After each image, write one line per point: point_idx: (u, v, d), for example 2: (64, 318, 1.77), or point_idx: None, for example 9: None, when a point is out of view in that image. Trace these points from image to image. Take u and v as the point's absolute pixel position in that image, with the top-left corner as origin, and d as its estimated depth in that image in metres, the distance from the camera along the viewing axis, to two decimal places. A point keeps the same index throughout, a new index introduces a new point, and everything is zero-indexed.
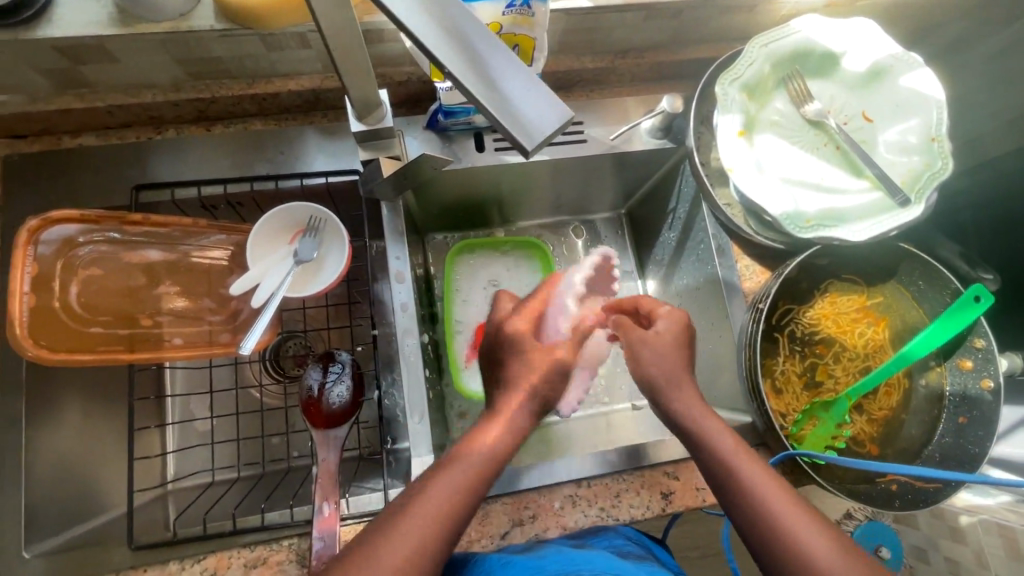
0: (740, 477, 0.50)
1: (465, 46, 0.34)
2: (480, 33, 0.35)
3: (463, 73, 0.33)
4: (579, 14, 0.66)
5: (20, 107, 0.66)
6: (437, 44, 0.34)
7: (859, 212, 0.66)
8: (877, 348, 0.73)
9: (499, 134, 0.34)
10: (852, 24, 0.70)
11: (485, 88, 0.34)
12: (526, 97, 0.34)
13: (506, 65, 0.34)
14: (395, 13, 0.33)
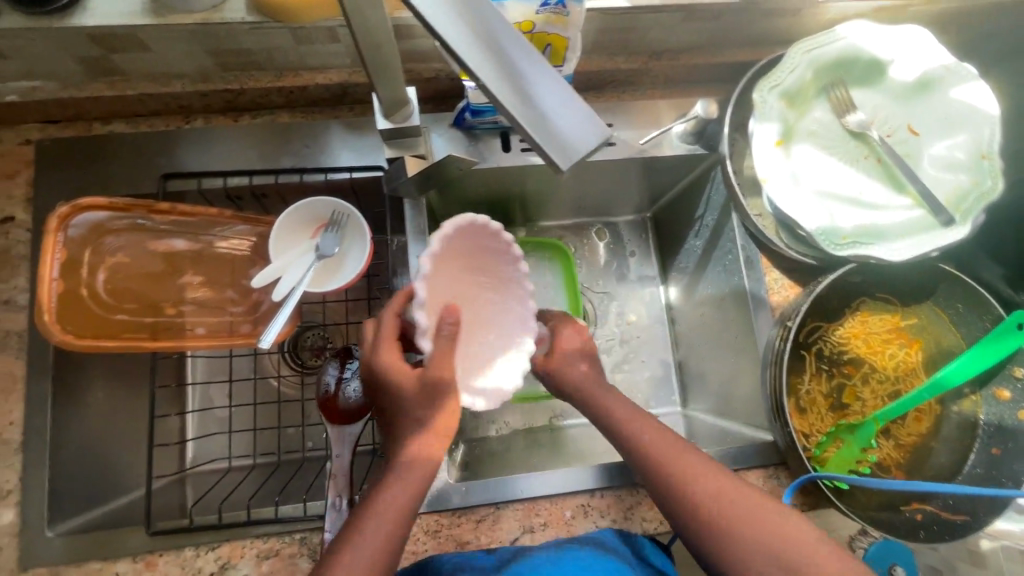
0: (695, 496, 0.52)
1: (500, 58, 0.33)
2: (513, 41, 0.34)
3: (495, 83, 0.32)
4: (615, 13, 0.64)
5: (54, 93, 0.67)
6: (473, 55, 0.33)
7: (899, 231, 0.64)
8: (908, 371, 0.71)
9: (535, 150, 0.33)
10: (902, 31, 0.66)
11: (517, 98, 0.33)
12: (560, 108, 0.33)
13: (539, 74, 0.33)
14: (429, 23, 0.32)
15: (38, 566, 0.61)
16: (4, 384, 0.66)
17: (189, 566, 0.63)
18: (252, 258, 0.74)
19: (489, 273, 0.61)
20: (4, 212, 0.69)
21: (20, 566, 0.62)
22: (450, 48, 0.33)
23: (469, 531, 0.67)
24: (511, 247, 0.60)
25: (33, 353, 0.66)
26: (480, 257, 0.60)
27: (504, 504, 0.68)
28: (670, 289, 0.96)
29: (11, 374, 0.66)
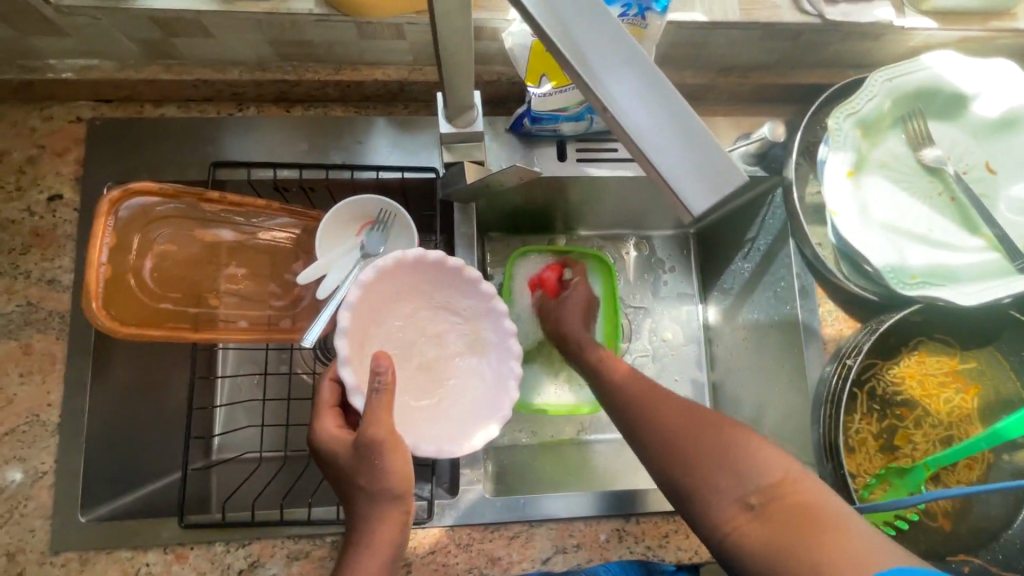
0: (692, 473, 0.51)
1: (625, 87, 0.30)
2: (640, 66, 0.31)
3: (621, 114, 0.30)
4: (691, 28, 0.62)
5: (110, 73, 0.66)
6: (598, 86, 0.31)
7: (970, 273, 0.61)
8: (963, 417, 0.68)
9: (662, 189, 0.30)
10: (990, 64, 0.63)
11: (642, 132, 0.30)
12: (689, 142, 0.30)
13: (668, 104, 0.30)
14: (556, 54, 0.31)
15: (71, 550, 0.62)
16: (43, 364, 0.65)
17: (220, 562, 0.63)
18: (296, 252, 0.73)
19: (455, 311, 0.62)
20: (53, 190, 0.68)
21: (52, 548, 0.61)
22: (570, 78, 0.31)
23: (500, 547, 0.66)
24: (461, 270, 0.58)
25: (75, 335, 0.66)
26: (414, 288, 0.60)
27: (538, 522, 0.67)
28: (710, 308, 0.93)
29: (52, 355, 0.65)
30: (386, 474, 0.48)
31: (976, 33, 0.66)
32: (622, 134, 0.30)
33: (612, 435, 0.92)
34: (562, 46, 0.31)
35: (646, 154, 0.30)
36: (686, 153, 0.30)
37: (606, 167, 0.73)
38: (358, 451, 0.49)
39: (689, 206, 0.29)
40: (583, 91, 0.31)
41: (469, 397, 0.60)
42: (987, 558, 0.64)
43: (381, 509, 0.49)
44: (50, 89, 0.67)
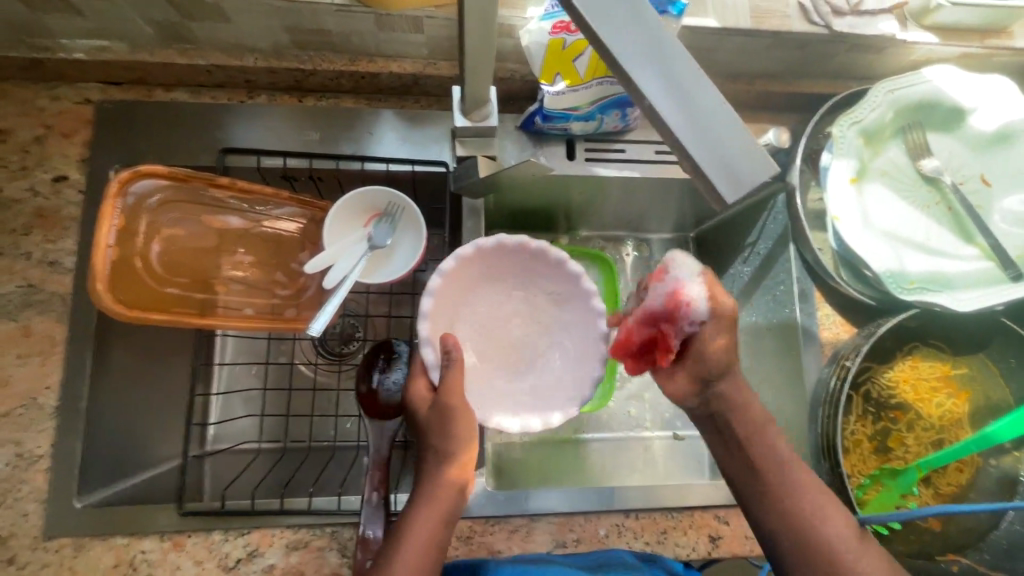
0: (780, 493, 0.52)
1: (666, 78, 0.31)
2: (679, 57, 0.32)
3: (658, 105, 0.31)
4: (703, 33, 0.64)
5: (123, 54, 0.66)
6: (640, 73, 0.31)
7: (965, 281, 0.63)
8: (953, 422, 0.70)
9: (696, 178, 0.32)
10: (987, 80, 0.66)
11: (679, 123, 0.31)
12: (723, 133, 0.32)
13: (703, 97, 0.32)
14: (602, 36, 0.31)
15: (65, 536, 0.61)
16: (43, 347, 0.64)
17: (217, 550, 0.62)
18: (302, 241, 0.73)
19: (539, 288, 0.69)
20: (58, 171, 0.68)
21: (46, 534, 0.61)
22: (612, 62, 0.32)
23: (501, 540, 0.66)
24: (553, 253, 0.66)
25: (76, 318, 0.65)
26: (502, 270, 0.68)
27: (539, 516, 0.67)
28: None
29: (51, 337, 0.65)
30: (456, 435, 0.54)
31: (975, 50, 0.68)
32: (659, 126, 0.32)
33: (608, 434, 0.91)
34: (598, 31, 0.31)
35: (683, 145, 0.32)
36: (719, 144, 0.32)
37: (615, 167, 0.74)
38: (439, 411, 0.55)
39: (725, 194, 0.31)
40: (619, 80, 0.32)
41: (560, 366, 0.68)
42: (975, 559, 0.67)
43: (450, 471, 0.54)
44: (60, 68, 0.67)
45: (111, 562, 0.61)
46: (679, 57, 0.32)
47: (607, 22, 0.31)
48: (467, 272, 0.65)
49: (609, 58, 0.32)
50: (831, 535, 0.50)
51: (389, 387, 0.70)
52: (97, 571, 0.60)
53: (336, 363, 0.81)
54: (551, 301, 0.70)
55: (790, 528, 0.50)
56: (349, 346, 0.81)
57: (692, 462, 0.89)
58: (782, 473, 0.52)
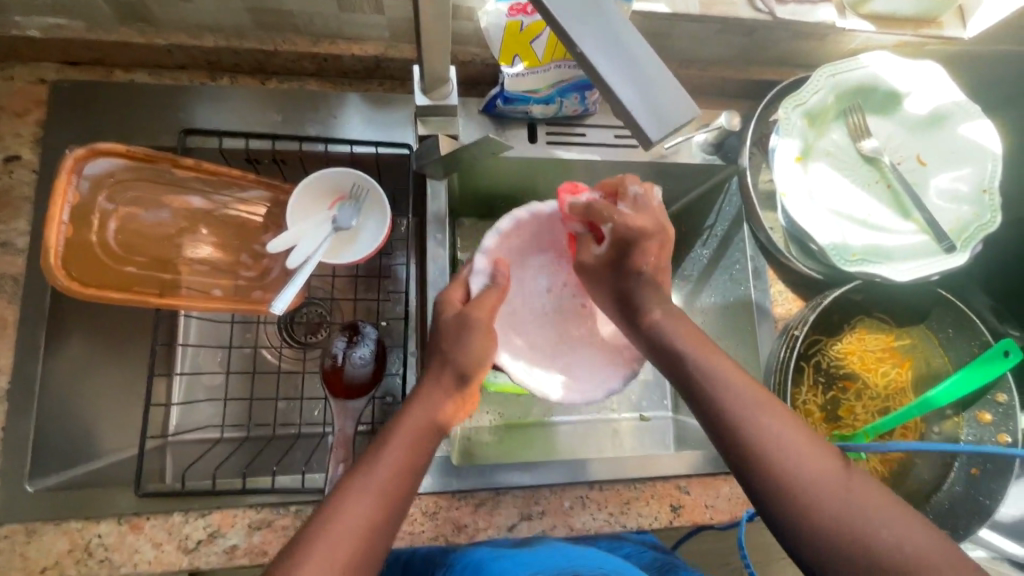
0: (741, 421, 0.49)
1: (602, 35, 0.35)
2: (613, 17, 0.35)
3: (592, 56, 0.35)
4: (656, 18, 0.67)
5: (79, 32, 0.65)
6: (576, 29, 0.35)
7: (903, 252, 0.67)
8: (898, 390, 0.74)
9: (624, 124, 0.35)
10: (920, 65, 0.70)
11: (610, 74, 0.35)
12: (652, 84, 0.35)
13: (635, 53, 0.35)
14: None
15: (14, 521, 0.59)
16: None
17: (177, 532, 0.61)
18: (266, 224, 0.73)
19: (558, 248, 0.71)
20: (10, 151, 0.67)
21: None
22: (552, 21, 0.35)
23: (467, 515, 0.67)
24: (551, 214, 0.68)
25: (29, 298, 0.64)
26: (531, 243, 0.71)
27: (505, 490, 0.68)
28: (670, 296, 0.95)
29: (3, 319, 0.63)
30: (472, 348, 0.56)
31: (909, 38, 0.72)
32: (592, 73, 0.35)
33: (576, 417, 0.93)
34: None
35: (613, 91, 0.35)
36: (646, 93, 0.35)
37: (576, 150, 0.76)
38: (454, 321, 0.57)
39: (650, 133, 0.34)
40: (558, 34, 0.35)
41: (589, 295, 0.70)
42: None
43: (439, 382, 0.55)
44: (13, 47, 0.66)
45: (65, 547, 0.59)
46: (611, 20, 0.35)
47: None
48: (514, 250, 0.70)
49: (546, 15, 0.35)
50: (823, 486, 0.46)
51: (356, 363, 0.70)
52: (50, 556, 0.59)
53: (301, 350, 0.81)
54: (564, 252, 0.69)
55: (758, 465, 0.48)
56: (316, 334, 0.82)
57: (658, 441, 0.92)
58: (749, 417, 0.49)
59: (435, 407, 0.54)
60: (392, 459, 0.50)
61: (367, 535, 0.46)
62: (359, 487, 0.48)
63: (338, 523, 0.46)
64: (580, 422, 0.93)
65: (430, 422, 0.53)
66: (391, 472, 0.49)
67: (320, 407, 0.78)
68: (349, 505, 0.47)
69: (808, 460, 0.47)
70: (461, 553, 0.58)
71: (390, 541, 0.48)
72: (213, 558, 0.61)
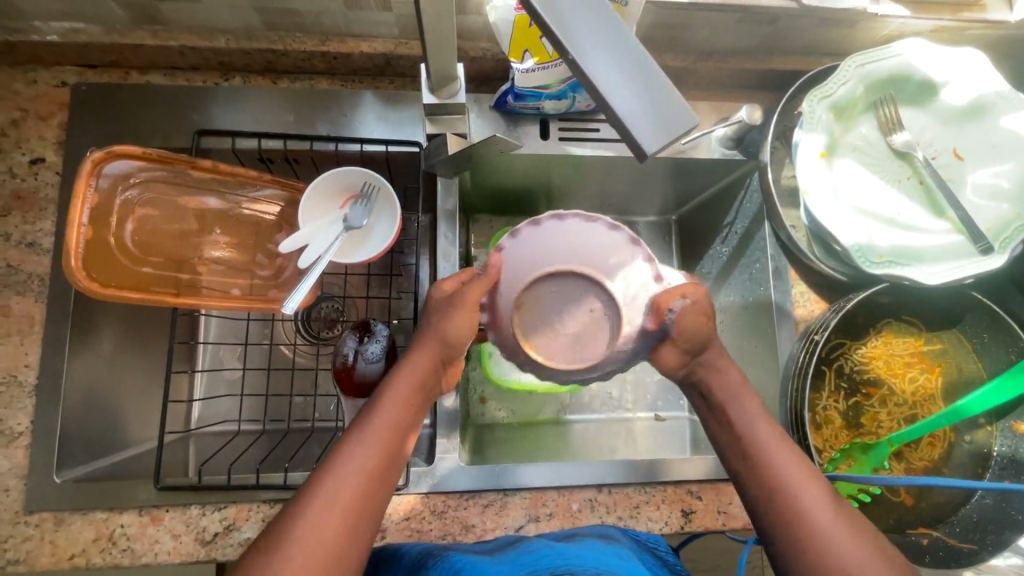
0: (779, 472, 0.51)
1: (592, 33, 0.31)
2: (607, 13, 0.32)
3: (580, 57, 0.31)
4: (672, 8, 0.64)
5: (97, 36, 0.67)
6: (564, 25, 0.31)
7: (934, 254, 0.63)
8: (926, 397, 0.71)
9: (616, 133, 0.32)
10: (959, 52, 0.65)
11: (601, 75, 0.31)
12: (648, 89, 0.31)
13: (628, 54, 0.32)
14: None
15: (45, 510, 0.62)
16: (22, 326, 0.66)
17: (194, 524, 0.63)
18: (279, 223, 0.74)
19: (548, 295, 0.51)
20: (35, 153, 0.69)
21: (26, 508, 0.62)
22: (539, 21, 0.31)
23: (474, 514, 0.67)
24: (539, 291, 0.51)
25: (55, 298, 0.66)
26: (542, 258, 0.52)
27: (513, 491, 0.68)
28: None
29: (31, 317, 0.66)
30: (459, 318, 0.53)
31: (947, 24, 0.68)
32: (583, 76, 0.31)
33: (592, 415, 0.92)
34: None
35: (604, 95, 0.31)
36: (642, 99, 0.31)
37: (589, 146, 0.74)
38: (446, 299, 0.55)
39: (645, 147, 0.31)
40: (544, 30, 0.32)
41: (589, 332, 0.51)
42: (946, 531, 0.67)
43: (428, 349, 0.55)
44: (34, 51, 0.67)
45: (91, 536, 0.62)
46: (597, 16, 0.32)
47: None
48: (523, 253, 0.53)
49: (532, 11, 0.31)
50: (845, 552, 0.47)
51: (367, 360, 0.71)
52: (77, 544, 0.62)
53: (316, 345, 0.82)
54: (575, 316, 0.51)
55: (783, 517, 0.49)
56: (332, 329, 0.83)
57: (673, 442, 0.90)
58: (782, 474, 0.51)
59: (418, 379, 0.53)
60: (372, 429, 0.50)
61: (362, 494, 0.47)
62: (347, 448, 0.49)
63: (334, 484, 0.47)
64: (593, 419, 0.92)
65: (420, 386, 0.54)
66: (385, 435, 0.50)
67: (333, 403, 0.79)
68: (343, 465, 0.47)
69: (806, 485, 0.50)
70: (457, 552, 0.58)
71: (380, 505, 0.48)
72: (228, 550, 0.63)
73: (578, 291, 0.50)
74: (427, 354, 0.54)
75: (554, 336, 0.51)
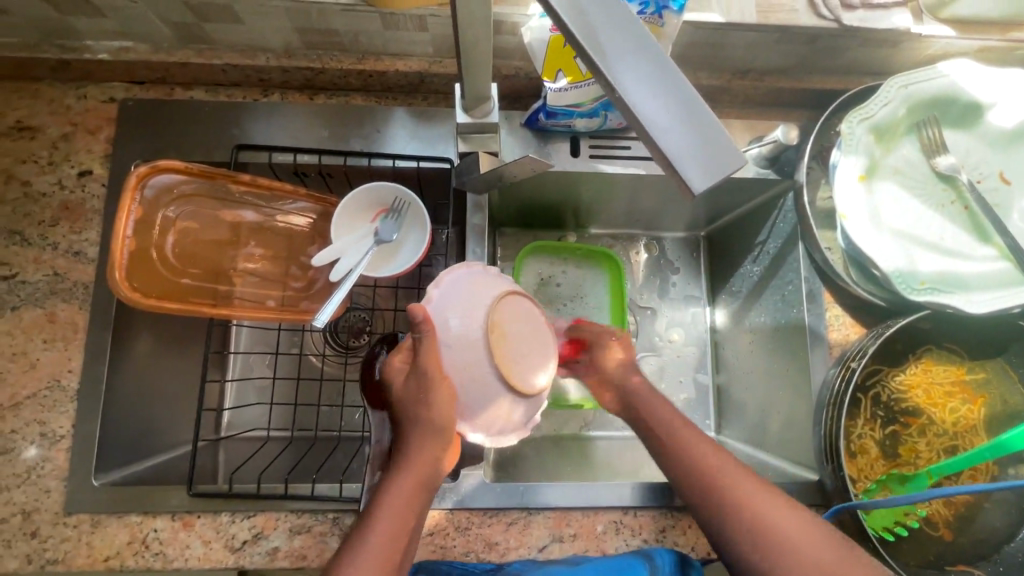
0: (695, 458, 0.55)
1: (636, 68, 0.31)
2: (651, 48, 0.32)
3: (623, 93, 0.31)
4: (709, 28, 0.64)
5: (145, 54, 0.69)
6: (606, 62, 0.31)
7: (979, 281, 0.61)
8: (968, 428, 0.68)
9: (660, 168, 0.31)
10: (1007, 74, 0.63)
11: (644, 109, 0.31)
12: (694, 122, 0.31)
13: (673, 87, 0.31)
14: (569, 28, 0.32)
15: (83, 512, 0.64)
16: (66, 332, 0.68)
17: (224, 531, 0.64)
18: (312, 235, 0.75)
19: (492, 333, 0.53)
20: (83, 166, 0.71)
21: (65, 510, 0.64)
22: (583, 57, 0.32)
23: (498, 532, 0.67)
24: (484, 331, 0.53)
25: (97, 306, 0.69)
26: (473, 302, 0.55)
27: (537, 510, 0.68)
28: (717, 311, 0.92)
29: (75, 323, 0.68)
30: (441, 403, 0.52)
31: (996, 44, 0.66)
32: (624, 112, 0.31)
33: (616, 433, 0.91)
34: (569, 21, 0.31)
35: (646, 130, 0.31)
36: (686, 133, 0.31)
37: (620, 164, 0.74)
38: (414, 385, 0.53)
39: (690, 183, 0.30)
40: (588, 67, 0.32)
41: (533, 354, 0.54)
42: (988, 569, 0.64)
43: (425, 442, 0.52)
44: (85, 68, 0.70)
45: (126, 539, 0.64)
46: (643, 53, 0.32)
47: (573, 12, 0.32)
48: (455, 298, 0.55)
49: (577, 48, 0.32)
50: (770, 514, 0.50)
51: None
52: (112, 546, 0.63)
53: (344, 355, 0.83)
54: (519, 346, 0.54)
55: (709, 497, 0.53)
56: (358, 339, 0.84)
57: None
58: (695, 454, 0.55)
59: (419, 473, 0.52)
60: (377, 533, 0.49)
61: None
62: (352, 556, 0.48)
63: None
64: (618, 437, 0.91)
65: (424, 480, 0.52)
66: (392, 527, 0.49)
67: (359, 413, 0.80)
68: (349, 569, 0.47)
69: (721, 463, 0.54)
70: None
71: None
72: (256, 558, 0.64)
73: (521, 299, 0.57)
74: (426, 451, 0.52)
75: (518, 367, 0.53)
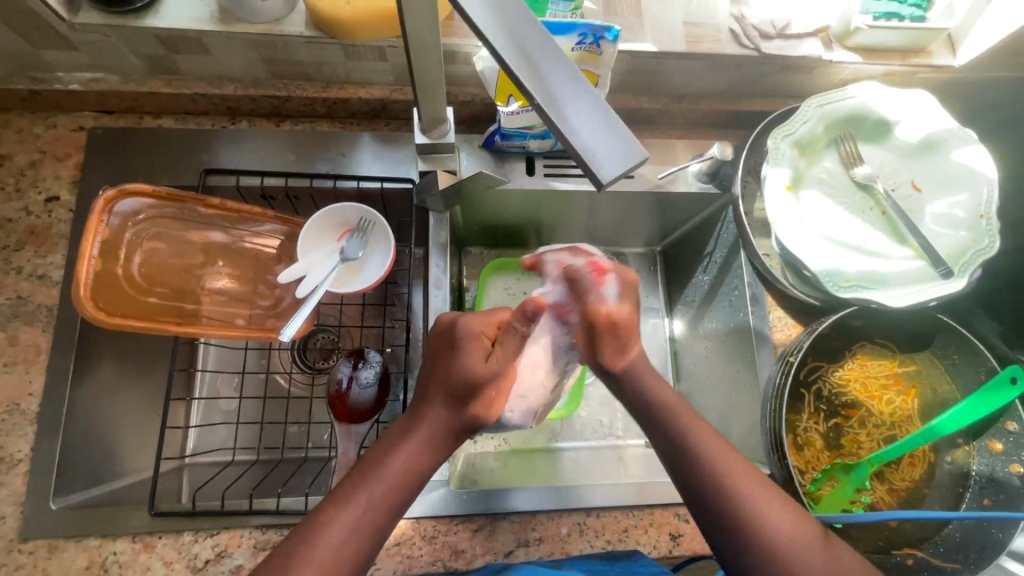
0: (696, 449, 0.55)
1: (552, 79, 0.36)
2: (564, 64, 0.36)
3: (541, 100, 0.35)
4: (644, 57, 0.70)
5: (115, 85, 0.72)
6: (528, 74, 0.36)
7: (899, 279, 0.66)
8: (904, 419, 0.73)
9: (576, 163, 0.35)
10: (910, 95, 0.71)
11: (561, 113, 0.35)
12: (602, 125, 0.36)
13: (585, 97, 0.36)
14: (495, 45, 0.36)
15: (40, 538, 0.63)
16: (27, 355, 0.68)
17: (186, 551, 0.64)
18: (279, 256, 0.77)
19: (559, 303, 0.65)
20: (50, 192, 0.73)
21: (21, 536, 0.63)
22: (507, 69, 0.36)
23: (464, 540, 0.68)
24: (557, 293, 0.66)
25: (61, 328, 0.69)
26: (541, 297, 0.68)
27: (503, 516, 0.69)
28: (675, 321, 0.96)
29: (37, 346, 0.69)
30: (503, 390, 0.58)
31: (899, 68, 0.74)
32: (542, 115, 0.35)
33: (584, 443, 0.93)
34: (493, 38, 0.36)
35: (563, 130, 0.35)
36: (594, 133, 0.35)
37: (572, 182, 0.79)
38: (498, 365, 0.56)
39: (600, 175, 0.35)
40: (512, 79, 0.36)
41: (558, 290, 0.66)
42: (930, 551, 0.68)
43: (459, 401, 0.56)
44: (55, 99, 0.73)
45: (83, 564, 0.62)
46: (558, 67, 0.36)
47: (497, 31, 0.36)
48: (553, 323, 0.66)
49: (501, 62, 0.36)
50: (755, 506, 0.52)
51: (361, 386, 0.73)
52: (70, 572, 0.62)
53: (311, 375, 0.84)
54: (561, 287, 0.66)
55: (713, 489, 0.53)
56: (327, 360, 0.85)
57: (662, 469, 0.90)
58: (700, 446, 0.55)
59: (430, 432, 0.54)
60: (388, 474, 0.52)
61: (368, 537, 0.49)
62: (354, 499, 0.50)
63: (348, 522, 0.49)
64: (585, 446, 0.93)
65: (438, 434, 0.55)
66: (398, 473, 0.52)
67: (327, 432, 0.81)
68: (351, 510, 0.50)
69: (711, 445, 0.55)
70: None
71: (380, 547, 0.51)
72: None
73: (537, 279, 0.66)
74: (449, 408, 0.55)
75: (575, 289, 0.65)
